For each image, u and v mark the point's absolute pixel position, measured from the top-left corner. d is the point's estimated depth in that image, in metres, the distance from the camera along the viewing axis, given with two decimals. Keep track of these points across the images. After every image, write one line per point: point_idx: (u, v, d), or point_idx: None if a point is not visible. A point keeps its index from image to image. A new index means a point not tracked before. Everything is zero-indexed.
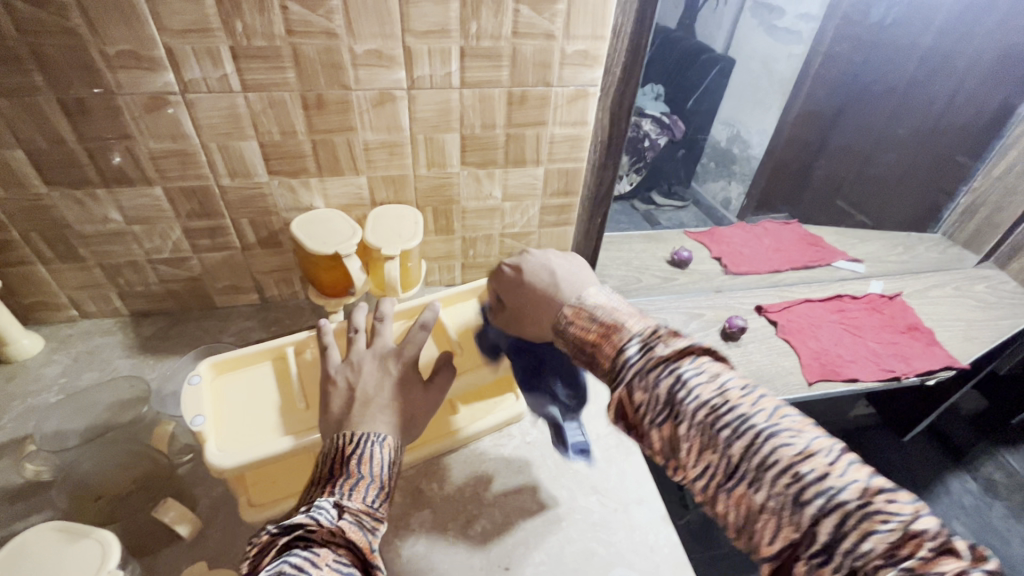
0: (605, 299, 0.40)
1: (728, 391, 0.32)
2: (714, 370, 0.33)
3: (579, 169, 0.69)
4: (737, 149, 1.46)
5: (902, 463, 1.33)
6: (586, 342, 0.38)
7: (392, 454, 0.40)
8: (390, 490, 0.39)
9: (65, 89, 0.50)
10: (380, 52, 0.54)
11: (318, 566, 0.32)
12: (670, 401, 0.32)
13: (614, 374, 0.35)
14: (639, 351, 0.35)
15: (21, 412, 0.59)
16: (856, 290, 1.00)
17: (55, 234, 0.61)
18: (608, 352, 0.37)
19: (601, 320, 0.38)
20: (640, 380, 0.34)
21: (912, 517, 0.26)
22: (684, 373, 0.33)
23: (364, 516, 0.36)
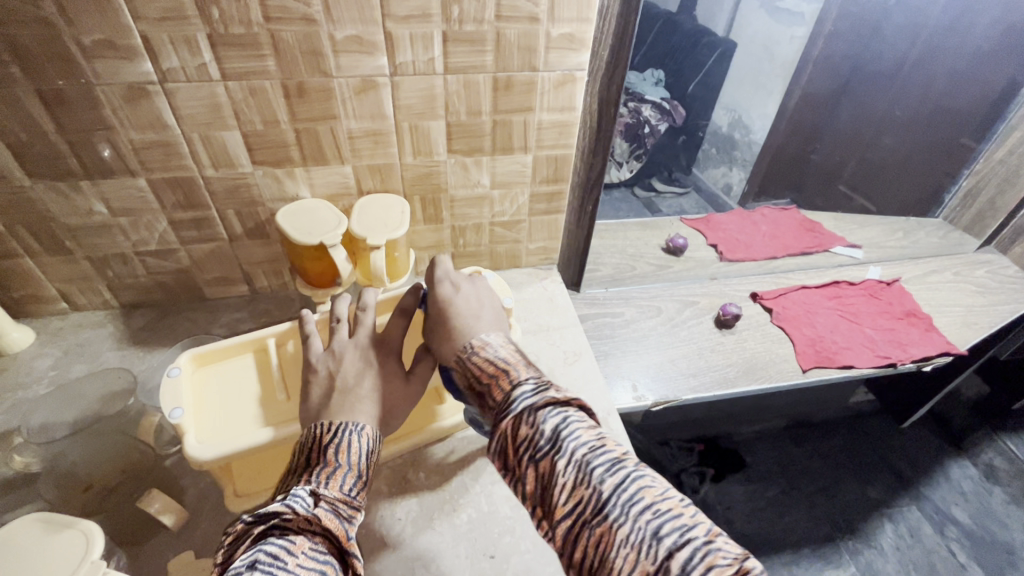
0: (504, 345, 0.42)
1: (605, 438, 0.34)
2: (591, 423, 0.36)
3: (568, 155, 0.68)
4: (738, 135, 1.44)
5: (902, 449, 1.32)
6: (483, 378, 0.39)
7: (370, 443, 0.41)
8: (367, 479, 0.40)
9: (42, 80, 0.50)
10: (360, 38, 0.53)
11: (294, 553, 0.32)
12: (554, 437, 0.34)
13: (505, 408, 0.37)
14: (536, 390, 0.37)
15: (12, 405, 0.59)
16: (854, 276, 0.99)
17: (41, 227, 0.61)
18: (502, 390, 0.38)
19: (500, 361, 0.40)
20: (529, 415, 0.36)
21: (742, 555, 0.28)
22: (568, 416, 0.35)
23: (341, 504, 0.37)
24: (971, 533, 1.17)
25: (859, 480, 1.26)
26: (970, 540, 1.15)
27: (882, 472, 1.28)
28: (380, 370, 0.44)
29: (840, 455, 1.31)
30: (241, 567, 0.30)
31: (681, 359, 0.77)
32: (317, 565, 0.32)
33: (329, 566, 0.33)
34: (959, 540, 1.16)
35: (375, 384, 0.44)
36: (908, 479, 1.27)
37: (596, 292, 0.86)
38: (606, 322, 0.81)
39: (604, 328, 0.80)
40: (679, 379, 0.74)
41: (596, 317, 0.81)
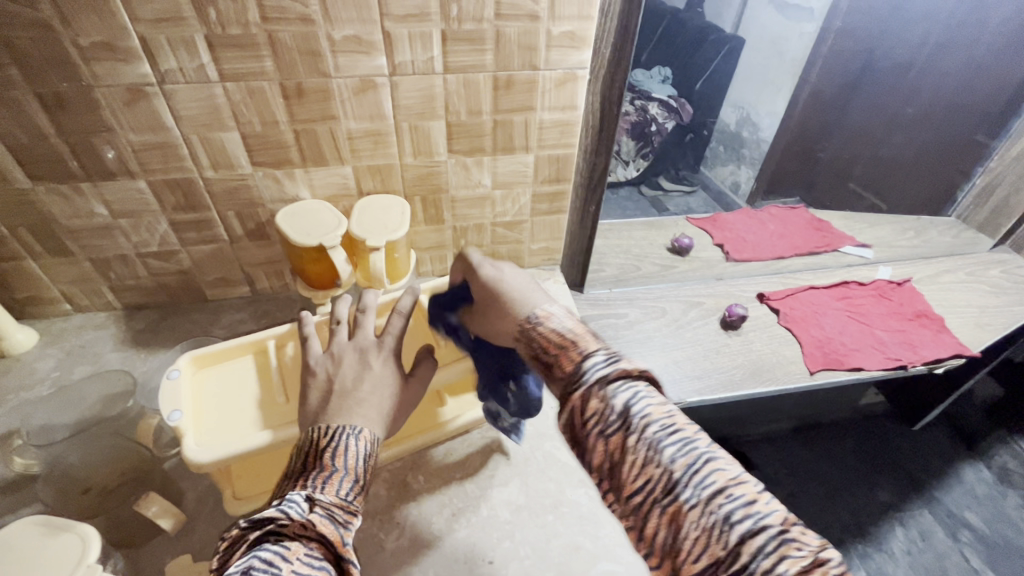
0: (570, 318, 0.39)
1: (676, 416, 0.32)
2: (665, 399, 0.34)
3: (570, 155, 0.67)
4: (747, 132, 1.34)
5: (913, 452, 1.30)
6: (550, 348, 0.37)
7: (368, 446, 0.40)
8: (365, 483, 0.38)
9: (42, 82, 0.50)
10: (358, 38, 0.52)
11: (288, 560, 0.31)
12: (624, 414, 0.32)
13: (573, 379, 0.35)
14: (603, 361, 0.35)
15: (14, 406, 0.59)
16: (864, 276, 0.97)
17: (43, 229, 0.61)
18: (568, 360, 0.36)
19: (564, 332, 0.38)
20: (600, 388, 0.34)
21: (825, 551, 0.26)
22: (640, 390, 0.33)
23: (336, 509, 0.35)
24: (985, 537, 1.14)
25: (869, 483, 1.25)
26: (984, 544, 1.13)
27: (893, 475, 1.26)
28: (377, 372, 0.44)
29: (850, 458, 1.30)
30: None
31: (685, 361, 0.76)
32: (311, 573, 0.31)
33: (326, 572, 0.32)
34: (973, 544, 1.14)
35: (373, 389, 0.43)
36: (919, 482, 1.24)
37: (599, 293, 0.85)
38: (609, 324, 0.80)
39: (608, 329, 0.79)
40: (683, 381, 0.73)
41: (599, 319, 0.81)
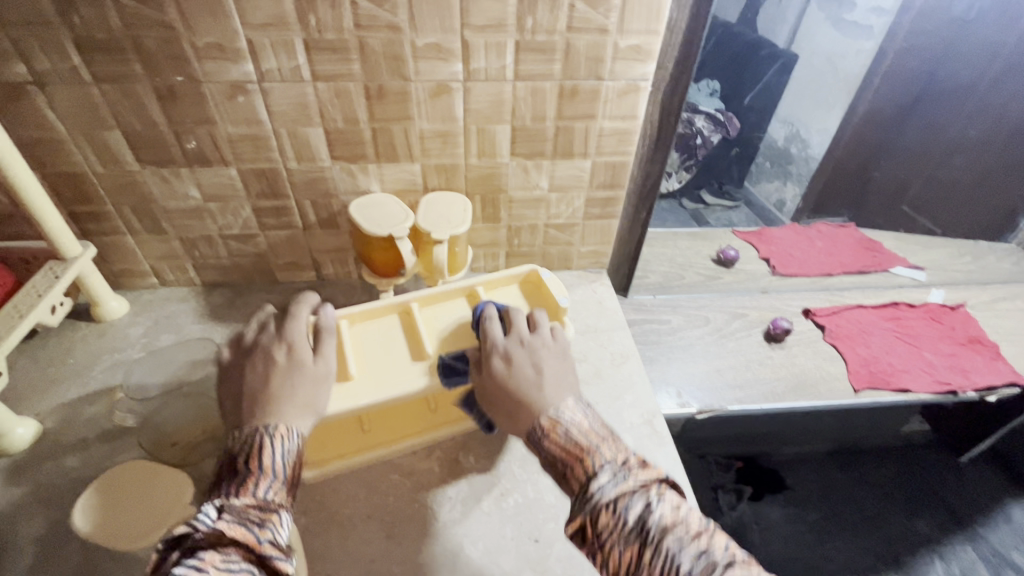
0: (578, 419, 0.43)
1: (688, 523, 0.36)
2: (675, 502, 0.38)
3: (626, 162, 0.70)
4: (795, 148, 1.46)
5: (955, 485, 1.27)
6: (563, 459, 0.42)
7: (287, 443, 0.43)
8: (287, 480, 0.42)
9: (159, 76, 0.56)
10: (438, 45, 0.56)
11: (205, 568, 0.34)
12: (639, 524, 0.36)
13: (586, 495, 0.39)
14: (612, 474, 0.39)
15: (109, 365, 0.66)
16: (915, 298, 0.96)
17: (143, 208, 0.68)
18: (579, 476, 0.40)
19: (575, 442, 0.42)
20: (612, 505, 0.37)
21: None
22: (652, 501, 0.37)
23: (251, 510, 0.39)
24: None
25: (908, 513, 1.22)
26: None
27: (934, 507, 1.22)
28: (310, 369, 0.48)
29: (889, 485, 1.27)
30: None
31: (727, 369, 0.77)
32: (229, 574, 0.34)
33: (247, 571, 0.35)
34: None
35: (303, 384, 0.47)
36: (963, 517, 1.21)
37: (643, 299, 0.87)
38: (653, 328, 0.82)
39: (651, 334, 0.81)
40: (724, 389, 0.75)
41: (643, 323, 0.83)
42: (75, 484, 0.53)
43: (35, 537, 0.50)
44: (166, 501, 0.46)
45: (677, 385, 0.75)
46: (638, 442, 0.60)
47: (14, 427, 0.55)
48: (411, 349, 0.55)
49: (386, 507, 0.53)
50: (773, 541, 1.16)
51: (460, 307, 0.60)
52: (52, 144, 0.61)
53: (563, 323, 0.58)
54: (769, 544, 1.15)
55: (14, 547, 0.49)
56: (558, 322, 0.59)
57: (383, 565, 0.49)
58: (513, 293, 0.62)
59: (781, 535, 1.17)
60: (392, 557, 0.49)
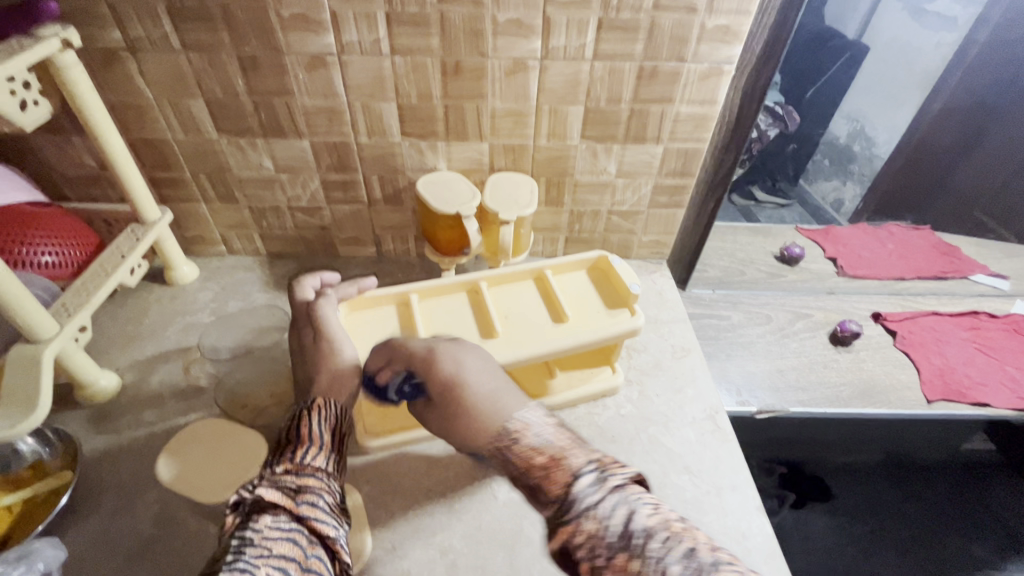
0: (538, 422, 0.38)
1: (670, 520, 0.32)
2: (655, 501, 0.33)
3: (699, 150, 0.67)
4: (858, 146, 1.29)
5: (1013, 507, 1.22)
6: (530, 468, 0.36)
7: (323, 413, 0.43)
8: (326, 447, 0.41)
9: (244, 46, 0.57)
10: (520, 21, 0.55)
11: (256, 530, 0.34)
12: (624, 534, 0.31)
13: (561, 505, 0.33)
14: (590, 478, 0.34)
15: (181, 327, 0.69)
16: (995, 308, 0.90)
17: (219, 177, 0.70)
18: (547, 491, 0.35)
19: (546, 446, 0.37)
20: (593, 511, 0.32)
21: None
22: (632, 501, 0.33)
23: (290, 476, 0.38)
24: None
25: (961, 534, 1.17)
26: None
27: (989, 528, 1.18)
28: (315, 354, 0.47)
29: (942, 503, 1.21)
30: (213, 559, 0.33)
31: (790, 370, 0.75)
32: (280, 534, 0.35)
33: (296, 533, 0.36)
34: None
35: (317, 369, 0.46)
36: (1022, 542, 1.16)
37: (703, 293, 0.84)
38: (712, 324, 0.80)
39: (710, 329, 0.79)
40: (787, 390, 0.72)
41: (701, 317, 0.80)
42: (152, 436, 0.56)
43: (117, 483, 0.52)
44: (242, 458, 0.50)
45: (737, 382, 0.72)
46: (701, 438, 0.58)
47: (99, 378, 0.58)
48: (481, 328, 0.55)
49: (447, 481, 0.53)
50: (815, 551, 1.12)
51: (528, 289, 0.60)
52: (138, 110, 0.63)
53: (635, 311, 0.57)
54: (810, 554, 1.12)
55: (99, 492, 0.52)
56: (629, 309, 0.57)
57: (445, 537, 0.49)
58: (583, 279, 0.62)
59: (824, 545, 1.13)
60: (453, 531, 0.50)
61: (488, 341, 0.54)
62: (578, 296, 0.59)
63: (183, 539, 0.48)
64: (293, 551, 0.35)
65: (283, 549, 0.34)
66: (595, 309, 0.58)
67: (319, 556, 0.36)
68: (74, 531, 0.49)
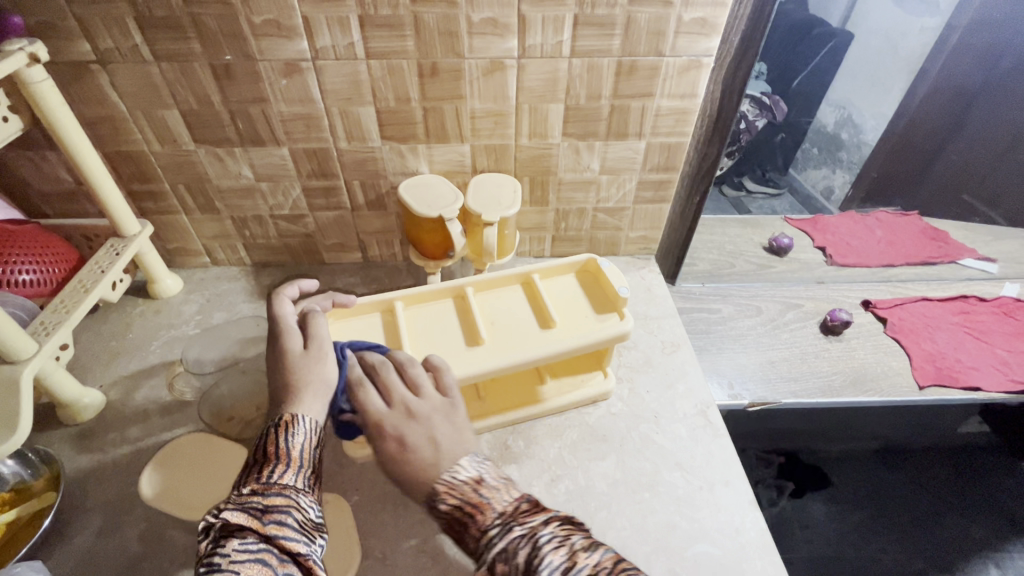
0: (475, 470, 0.40)
1: (575, 550, 0.34)
2: (557, 538, 0.35)
3: (682, 144, 0.67)
4: (846, 134, 1.31)
5: (1013, 488, 1.22)
6: (458, 515, 0.38)
7: (297, 428, 0.42)
8: (295, 462, 0.41)
9: (217, 55, 0.56)
10: (494, 20, 0.55)
11: (222, 555, 0.34)
12: (528, 566, 0.33)
13: (479, 553, 0.36)
14: (504, 526, 0.36)
15: (166, 340, 0.68)
16: (985, 292, 0.90)
17: (198, 188, 0.69)
18: (474, 538, 0.36)
19: (475, 496, 0.38)
20: (502, 555, 0.35)
21: None
22: (539, 536, 0.35)
23: (257, 497, 0.38)
24: None
25: (961, 517, 1.17)
26: None
27: (990, 511, 1.18)
28: (293, 363, 0.46)
29: (941, 488, 1.21)
30: None
31: (782, 361, 0.74)
32: (248, 556, 0.34)
33: (265, 552, 0.35)
34: None
35: (291, 378, 0.45)
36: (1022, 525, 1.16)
37: (692, 287, 0.84)
38: (702, 318, 0.80)
39: (700, 323, 0.79)
40: (779, 382, 0.72)
41: (691, 311, 0.80)
42: (137, 453, 0.55)
43: (103, 502, 0.52)
44: (226, 473, 0.49)
45: (728, 375, 0.72)
46: (693, 433, 0.58)
47: (82, 397, 0.57)
48: (467, 335, 0.55)
49: None
50: (815, 539, 1.13)
51: (515, 294, 0.59)
52: (113, 123, 0.62)
53: (624, 315, 0.56)
54: (811, 542, 1.13)
55: (84, 511, 0.51)
56: (618, 313, 0.57)
57: (436, 544, 0.49)
58: (571, 282, 0.61)
59: (825, 534, 1.14)
60: (445, 537, 0.49)
61: (474, 347, 0.53)
62: (566, 301, 0.59)
63: (170, 556, 0.48)
64: (262, 570, 0.34)
65: (249, 571, 0.34)
66: (583, 313, 0.57)
67: (290, 574, 0.35)
68: (60, 552, 0.48)
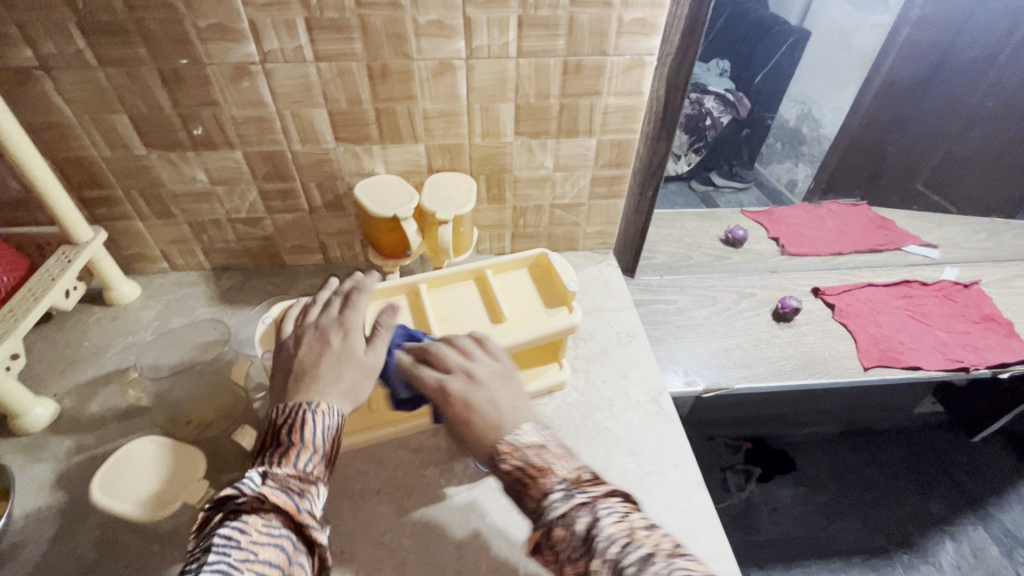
0: (537, 437, 0.41)
1: (635, 528, 0.35)
2: (618, 516, 0.36)
3: (632, 140, 0.69)
4: (806, 129, 1.41)
5: (966, 463, 1.27)
6: (521, 477, 0.39)
7: (327, 419, 0.44)
8: (325, 455, 0.44)
9: (164, 59, 0.56)
10: (440, 22, 0.56)
11: (246, 532, 0.37)
12: (587, 537, 0.35)
13: (540, 512, 0.38)
14: (556, 499, 0.37)
15: (122, 347, 0.68)
16: (927, 276, 0.94)
17: (152, 193, 0.69)
18: (531, 498, 0.39)
19: (532, 464, 0.40)
20: (562, 518, 0.36)
21: None
22: (600, 509, 0.36)
23: (292, 480, 0.41)
24: None
25: (919, 493, 1.22)
26: None
27: (945, 487, 1.23)
28: (336, 352, 0.48)
29: (900, 466, 1.27)
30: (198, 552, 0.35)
31: (735, 349, 0.77)
32: (270, 540, 0.37)
33: (285, 538, 0.38)
34: None
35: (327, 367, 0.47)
36: (976, 499, 1.21)
37: (650, 279, 0.86)
38: (660, 309, 0.82)
39: (658, 314, 0.81)
40: (732, 368, 0.74)
41: (649, 303, 0.82)
42: (92, 459, 0.55)
43: (56, 510, 0.51)
44: (180, 474, 0.47)
45: (684, 363, 0.75)
46: (644, 420, 0.60)
47: (34, 406, 0.57)
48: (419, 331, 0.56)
49: (395, 481, 0.54)
50: (782, 521, 1.17)
51: (468, 290, 0.61)
52: (61, 130, 0.61)
53: (573, 308, 0.58)
54: (778, 524, 1.16)
55: (37, 519, 0.51)
56: (567, 306, 0.59)
57: (393, 537, 0.50)
58: (524, 277, 0.62)
59: (790, 515, 1.18)
60: (402, 529, 0.50)
61: None
62: (516, 295, 0.60)
63: (125, 560, 0.48)
64: (278, 557, 0.37)
65: (270, 555, 0.37)
66: (533, 307, 0.59)
67: (300, 564, 0.38)
68: (12, 563, 0.48)
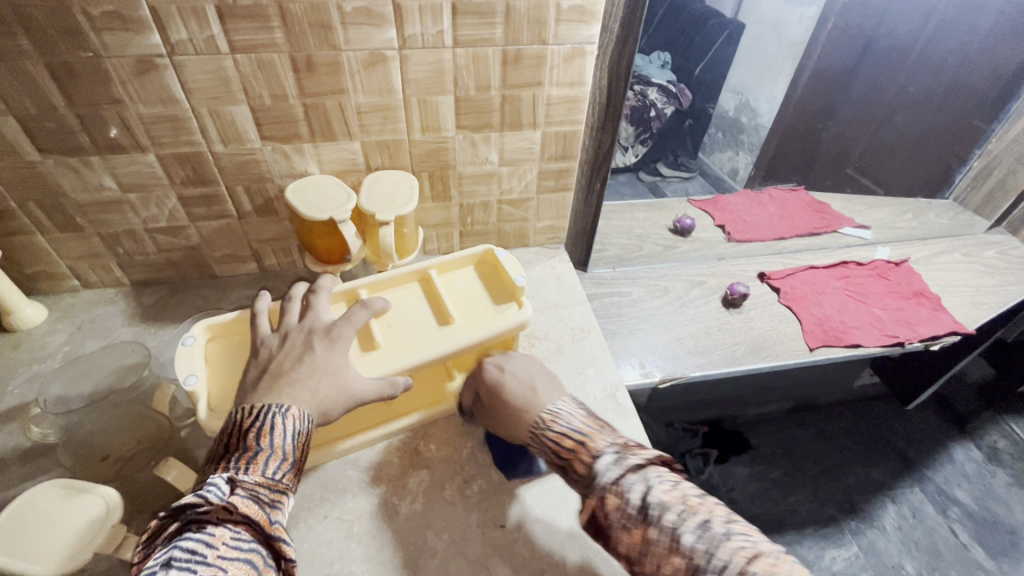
0: (571, 415, 0.48)
1: (687, 496, 0.40)
2: (656, 481, 0.41)
3: (576, 132, 0.68)
4: (746, 118, 1.55)
5: (903, 429, 1.35)
6: (562, 451, 0.45)
7: (297, 424, 0.42)
8: (295, 460, 0.42)
9: (51, 53, 0.49)
10: (368, 10, 0.52)
11: (214, 546, 0.35)
12: (642, 503, 0.40)
13: (590, 480, 0.43)
14: (593, 473, 0.43)
15: (27, 379, 0.60)
16: (861, 256, 0.99)
17: (53, 204, 0.61)
18: (577, 470, 0.44)
19: (575, 432, 0.46)
20: (615, 484, 0.41)
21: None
22: (652, 477, 0.41)
23: (261, 488, 0.39)
24: (974, 514, 1.19)
25: (862, 461, 1.28)
26: (972, 520, 1.17)
27: (885, 453, 1.30)
28: (319, 358, 0.45)
29: (845, 438, 1.33)
30: (157, 566, 0.33)
31: (688, 337, 0.78)
32: (239, 555, 0.35)
33: (254, 554, 0.36)
34: (963, 521, 1.18)
35: (305, 374, 0.44)
36: (911, 461, 1.28)
37: (603, 272, 0.85)
38: (613, 302, 0.81)
39: (611, 307, 0.81)
40: (686, 357, 0.75)
41: (604, 297, 0.82)
42: None
43: None
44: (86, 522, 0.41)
45: (639, 355, 0.74)
46: (603, 417, 0.59)
47: None
48: (362, 341, 0.52)
49: (344, 503, 0.51)
50: (740, 501, 1.20)
51: (412, 292, 0.57)
52: None
53: (522, 304, 0.56)
54: (736, 503, 1.19)
55: None
56: (517, 303, 0.56)
57: (343, 566, 0.46)
58: (470, 276, 0.60)
59: (747, 493, 1.21)
60: (353, 556, 0.47)
61: (370, 351, 0.51)
62: (464, 294, 0.58)
63: None
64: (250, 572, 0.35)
65: (241, 572, 0.35)
66: (481, 305, 0.57)
67: None
68: None
